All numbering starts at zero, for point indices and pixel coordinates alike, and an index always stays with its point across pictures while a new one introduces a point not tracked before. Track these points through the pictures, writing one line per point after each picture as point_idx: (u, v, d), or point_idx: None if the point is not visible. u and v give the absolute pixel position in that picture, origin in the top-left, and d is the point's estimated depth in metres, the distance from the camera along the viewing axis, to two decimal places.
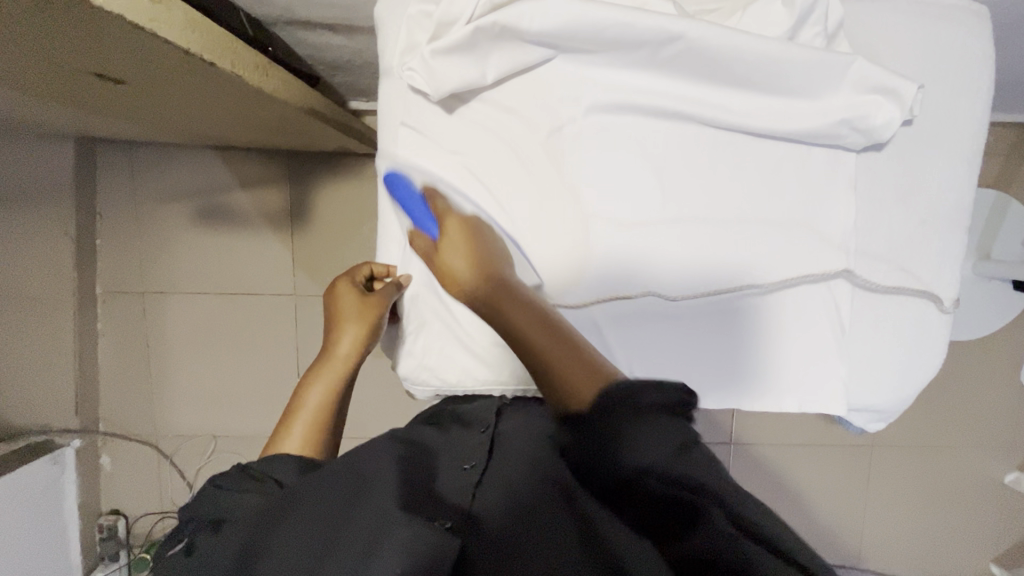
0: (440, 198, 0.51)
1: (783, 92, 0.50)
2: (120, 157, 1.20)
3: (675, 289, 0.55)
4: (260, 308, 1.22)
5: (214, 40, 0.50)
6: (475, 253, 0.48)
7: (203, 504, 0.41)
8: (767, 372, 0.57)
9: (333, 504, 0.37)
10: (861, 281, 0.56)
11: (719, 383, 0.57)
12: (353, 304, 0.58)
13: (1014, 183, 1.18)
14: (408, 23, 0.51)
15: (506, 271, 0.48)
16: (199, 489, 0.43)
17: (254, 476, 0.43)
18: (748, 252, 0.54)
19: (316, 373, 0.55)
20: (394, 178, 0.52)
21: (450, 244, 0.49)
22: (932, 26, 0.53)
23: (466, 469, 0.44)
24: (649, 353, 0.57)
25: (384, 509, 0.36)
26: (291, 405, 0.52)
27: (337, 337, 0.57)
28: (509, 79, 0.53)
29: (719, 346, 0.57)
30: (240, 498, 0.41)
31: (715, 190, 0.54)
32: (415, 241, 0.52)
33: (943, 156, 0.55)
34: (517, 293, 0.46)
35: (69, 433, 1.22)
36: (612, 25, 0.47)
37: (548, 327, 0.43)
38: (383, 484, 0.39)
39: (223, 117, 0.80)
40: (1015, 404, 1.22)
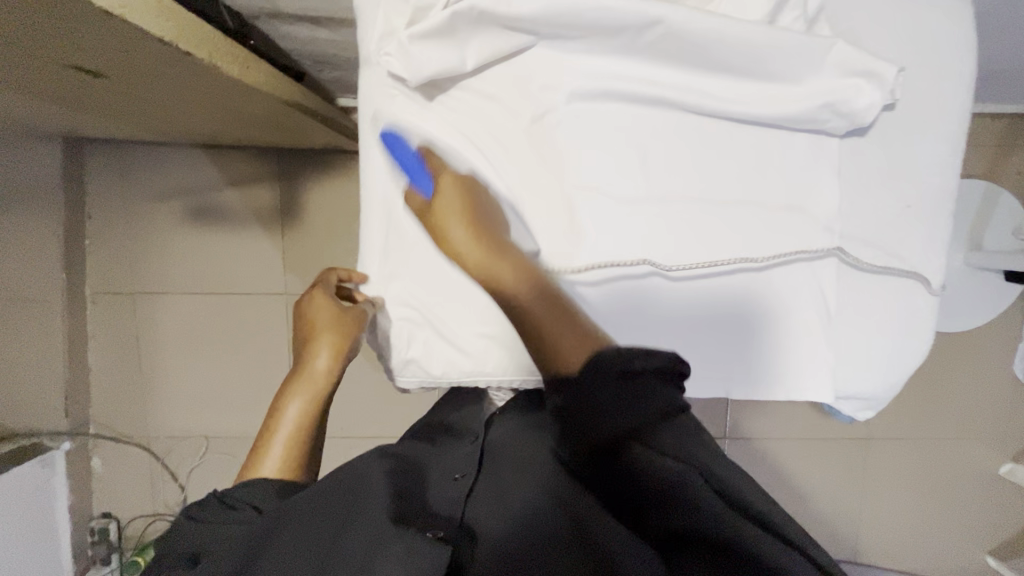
0: (438, 159, 0.53)
1: (765, 76, 0.50)
2: (109, 158, 1.20)
3: (680, 265, 0.54)
4: (252, 308, 1.22)
5: (190, 28, 0.50)
6: (472, 216, 0.51)
7: (183, 539, 0.45)
8: (754, 361, 0.57)
9: (319, 516, 0.43)
10: (851, 258, 0.55)
11: (707, 372, 0.57)
12: (326, 317, 0.58)
13: (1005, 173, 1.18)
14: (386, 7, 0.50)
15: (508, 240, 0.51)
16: (173, 520, 0.47)
17: (233, 507, 0.48)
18: (731, 239, 0.54)
19: (290, 387, 0.56)
20: (390, 137, 0.53)
21: (446, 207, 0.51)
22: (913, 10, 0.53)
23: (457, 479, 0.51)
24: (630, 316, 0.55)
25: (373, 527, 0.41)
26: (268, 421, 0.55)
27: (311, 351, 0.57)
28: (489, 66, 0.53)
29: (707, 335, 0.57)
30: (223, 530, 0.45)
31: (698, 176, 0.54)
32: (409, 201, 0.53)
33: (925, 141, 0.55)
34: (512, 254, 0.50)
35: (60, 436, 1.21)
36: (591, 10, 0.47)
37: (539, 288, 0.48)
38: (371, 503, 0.44)
39: (208, 113, 0.79)
40: (1008, 395, 1.22)
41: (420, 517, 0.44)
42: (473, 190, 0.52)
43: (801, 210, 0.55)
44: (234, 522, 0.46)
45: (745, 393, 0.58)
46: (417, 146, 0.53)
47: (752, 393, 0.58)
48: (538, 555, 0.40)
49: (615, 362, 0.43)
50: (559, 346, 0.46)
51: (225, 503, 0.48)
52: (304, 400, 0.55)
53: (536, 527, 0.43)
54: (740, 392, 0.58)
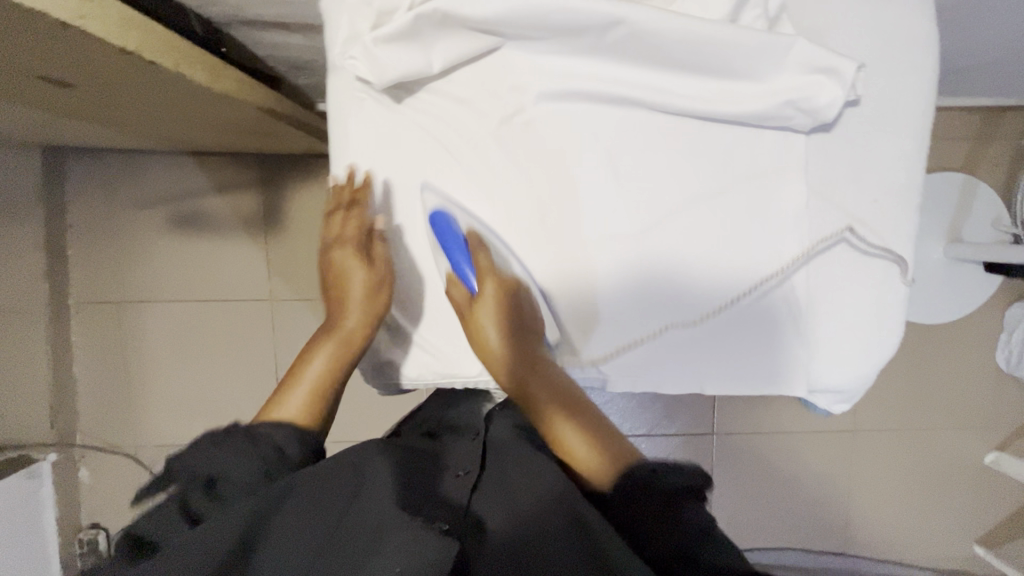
0: (484, 253, 0.53)
1: (729, 73, 0.50)
2: (90, 167, 1.19)
3: (703, 312, 0.56)
4: (238, 314, 1.21)
5: (153, 37, 0.50)
6: (511, 324, 0.53)
7: (200, 460, 0.44)
8: (728, 358, 0.58)
9: (316, 515, 0.42)
10: (857, 245, 0.56)
11: (684, 372, 0.58)
12: (357, 272, 0.55)
13: (982, 165, 1.19)
14: (348, 12, 0.49)
15: (540, 350, 0.53)
16: (194, 439, 0.46)
17: (254, 437, 0.47)
18: (700, 237, 0.55)
19: (324, 336, 0.56)
20: (439, 219, 0.53)
21: (487, 309, 0.52)
22: (873, 8, 0.54)
23: (460, 476, 0.49)
24: (642, 376, 0.57)
25: (376, 517, 0.42)
26: (297, 368, 0.54)
27: (342, 304, 0.55)
28: (456, 70, 0.53)
29: (681, 336, 0.57)
30: (243, 461, 0.45)
31: (666, 175, 0.54)
32: (449, 290, 0.54)
33: (891, 135, 0.55)
34: (547, 368, 0.52)
35: (46, 448, 1.20)
36: (553, 12, 0.47)
37: (574, 408, 0.49)
38: (374, 488, 0.45)
39: (183, 120, 0.79)
40: (989, 384, 1.24)
41: (424, 510, 0.43)
42: (515, 296, 0.53)
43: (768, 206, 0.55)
44: (255, 454, 0.46)
45: (721, 388, 0.58)
46: (463, 230, 0.54)
47: (727, 389, 0.58)
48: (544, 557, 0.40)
49: (648, 470, 0.42)
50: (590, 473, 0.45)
51: (245, 433, 0.47)
52: (332, 354, 0.54)
53: (544, 531, 0.42)
54: (714, 388, 0.58)
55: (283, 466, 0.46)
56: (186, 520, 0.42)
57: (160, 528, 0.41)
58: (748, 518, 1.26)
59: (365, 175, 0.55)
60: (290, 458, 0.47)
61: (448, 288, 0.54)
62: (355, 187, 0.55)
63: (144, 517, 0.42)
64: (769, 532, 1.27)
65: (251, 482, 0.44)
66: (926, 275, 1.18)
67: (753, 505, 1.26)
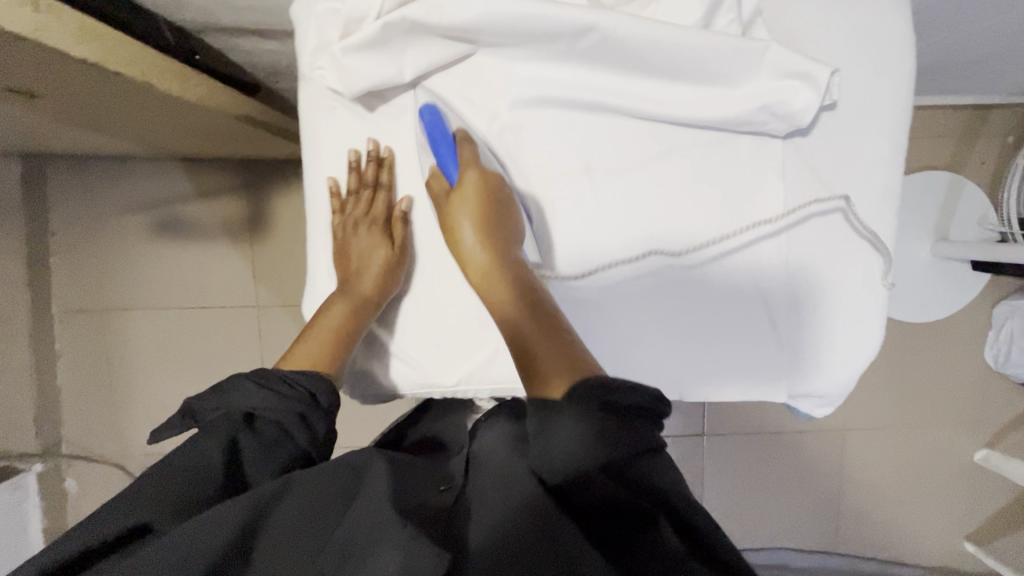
0: (468, 146, 0.52)
1: (702, 79, 0.50)
2: (70, 173, 1.17)
3: (692, 247, 0.54)
4: (223, 320, 1.20)
5: (117, 47, 0.49)
6: (487, 220, 0.50)
7: (242, 398, 0.48)
8: (706, 364, 0.57)
9: (312, 514, 0.41)
10: (855, 226, 0.55)
11: (663, 377, 0.57)
12: (376, 246, 0.55)
13: (968, 163, 1.19)
14: (316, 21, 0.49)
15: (514, 250, 0.51)
16: (239, 375, 0.50)
17: (288, 383, 0.51)
18: (678, 243, 0.55)
19: (337, 300, 0.56)
20: (428, 115, 0.51)
21: (463, 202, 0.50)
22: (849, 11, 0.53)
23: (443, 489, 0.48)
24: (626, 307, 0.56)
25: (375, 515, 0.41)
26: (315, 319, 0.56)
27: (357, 271, 0.55)
28: (429, 76, 0.53)
29: (659, 343, 0.56)
30: (280, 402, 0.48)
31: (643, 182, 0.54)
32: (431, 181, 0.53)
33: (869, 139, 0.55)
34: (518, 266, 0.50)
35: (30, 458, 1.20)
36: (523, 19, 0.47)
37: (534, 308, 0.47)
38: (372, 488, 0.44)
39: (159, 127, 0.78)
40: (977, 381, 1.24)
41: (417, 515, 0.42)
42: (495, 195, 0.51)
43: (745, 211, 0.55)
44: (290, 399, 0.49)
45: (701, 394, 0.58)
46: (453, 130, 0.53)
47: (708, 394, 0.58)
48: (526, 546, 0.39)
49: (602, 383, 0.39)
50: (543, 365, 0.42)
51: (280, 378, 0.51)
52: (345, 318, 0.55)
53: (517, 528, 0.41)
54: (695, 394, 0.58)
55: (316, 414, 0.50)
56: (224, 446, 0.44)
57: (195, 454, 0.44)
58: (737, 518, 1.26)
59: (388, 154, 0.54)
60: (320, 407, 0.51)
61: (429, 180, 0.53)
62: (378, 166, 0.55)
63: (182, 442, 0.45)
64: (758, 529, 1.27)
65: (288, 421, 0.48)
66: (914, 274, 1.18)
67: (742, 503, 1.26)
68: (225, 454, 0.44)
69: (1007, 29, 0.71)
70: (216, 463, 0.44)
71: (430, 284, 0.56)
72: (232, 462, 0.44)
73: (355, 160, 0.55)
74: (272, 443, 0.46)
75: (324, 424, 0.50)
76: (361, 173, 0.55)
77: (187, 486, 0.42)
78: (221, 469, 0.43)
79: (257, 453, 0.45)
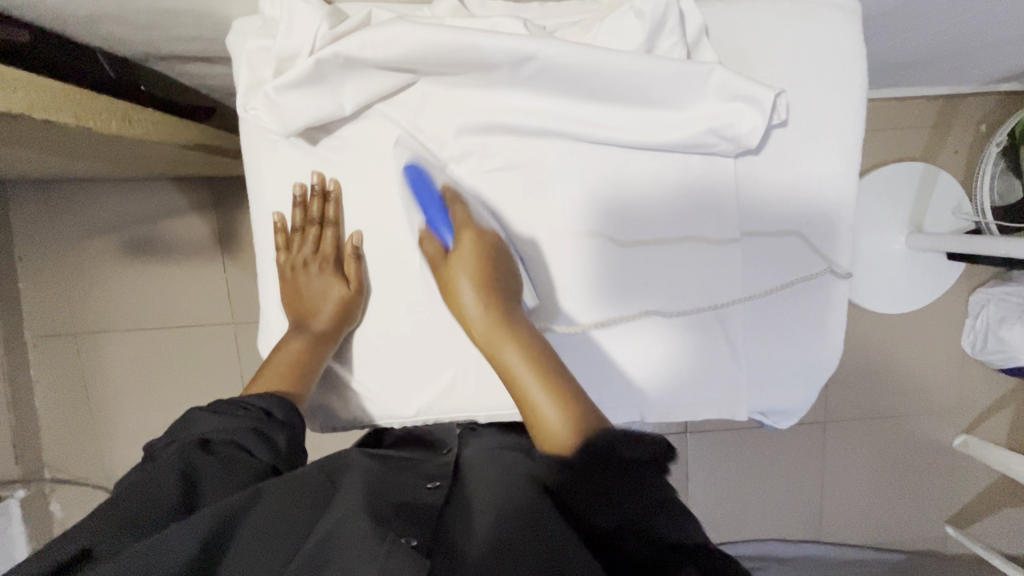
0: (459, 206, 0.53)
1: (648, 103, 0.49)
2: (32, 197, 1.14)
3: (725, 296, 0.55)
4: (196, 338, 1.17)
5: (48, 94, 0.48)
6: (485, 280, 0.52)
7: (197, 426, 0.47)
8: (620, 327, 0.55)
9: (277, 539, 0.37)
10: (831, 233, 0.55)
11: (573, 329, 0.54)
12: (329, 281, 0.55)
13: (942, 152, 1.19)
14: (248, 59, 0.49)
15: (513, 306, 0.52)
16: (190, 411, 0.49)
17: (243, 406, 0.49)
18: (702, 305, 0.55)
19: (293, 335, 0.55)
20: (413, 176, 0.52)
21: (461, 264, 0.52)
22: (797, 23, 0.52)
23: (431, 487, 0.45)
24: (684, 396, 0.57)
25: (353, 532, 0.36)
26: (272, 355, 0.55)
27: (315, 306, 0.55)
28: (373, 106, 0.52)
29: (553, 294, 0.55)
30: (237, 422, 0.47)
31: (589, 209, 0.54)
32: (424, 244, 0.54)
33: (824, 152, 0.54)
34: (523, 326, 0.51)
35: (11, 484, 1.13)
36: (461, 49, 0.46)
37: (545, 369, 0.48)
38: (342, 505, 0.40)
39: (109, 155, 0.75)
40: (957, 368, 1.24)
41: (397, 522, 0.38)
42: (492, 254, 0.52)
43: (692, 237, 0.55)
44: (245, 417, 0.48)
45: (662, 414, 0.57)
46: (440, 188, 0.53)
47: (670, 416, 0.57)
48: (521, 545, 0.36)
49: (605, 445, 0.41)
50: (553, 431, 0.45)
51: (237, 404, 0.50)
52: (303, 352, 0.54)
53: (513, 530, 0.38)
54: (656, 415, 0.57)
55: (274, 427, 0.49)
56: (178, 471, 0.42)
57: (147, 483, 0.41)
58: (725, 515, 1.26)
59: (334, 187, 0.54)
60: (280, 420, 0.49)
61: (422, 243, 0.54)
62: (323, 199, 0.54)
63: (132, 478, 0.42)
64: (748, 522, 1.26)
65: (244, 435, 0.47)
66: (890, 266, 1.18)
67: (727, 498, 1.25)
68: (179, 477, 0.41)
69: (968, 26, 0.70)
70: (168, 488, 0.40)
71: (383, 319, 0.56)
72: (187, 485, 0.41)
73: (300, 194, 0.54)
74: (229, 461, 0.44)
75: (285, 437, 0.49)
76: (306, 207, 0.54)
77: (142, 510, 0.38)
78: (175, 492, 0.40)
79: (216, 472, 0.43)
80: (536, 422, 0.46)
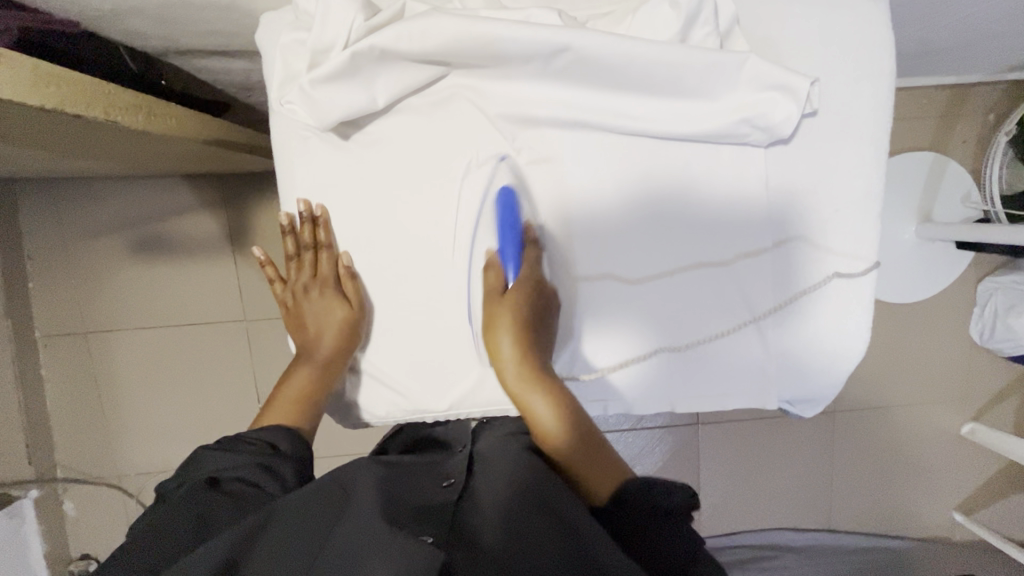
0: (533, 249, 0.54)
1: (682, 93, 0.50)
2: (42, 196, 1.13)
3: (755, 290, 0.56)
4: (207, 336, 1.16)
5: (78, 89, 0.48)
6: (522, 334, 0.52)
7: (204, 466, 0.46)
8: (637, 373, 0.56)
9: (302, 531, 0.38)
10: (862, 224, 0.55)
11: (594, 377, 0.56)
12: (328, 304, 0.55)
13: (952, 141, 1.19)
14: (282, 53, 0.49)
15: (544, 362, 0.53)
16: (191, 454, 0.48)
17: (246, 442, 0.49)
18: (731, 298, 0.56)
19: (297, 364, 0.56)
20: (503, 202, 0.53)
21: (507, 313, 0.52)
22: (827, 12, 0.52)
23: (446, 485, 0.46)
24: (712, 388, 0.57)
25: (364, 523, 0.37)
26: (282, 380, 0.56)
27: (317, 332, 0.55)
28: (404, 99, 0.53)
29: (577, 343, 0.56)
30: (243, 458, 0.47)
31: (604, 242, 0.54)
32: (488, 275, 0.55)
33: (853, 141, 0.54)
34: (554, 380, 0.52)
35: (26, 484, 1.12)
36: (497, 40, 0.46)
37: (579, 424, 0.49)
38: (359, 503, 0.40)
39: (126, 154, 0.74)
40: (966, 356, 1.24)
41: (412, 521, 0.38)
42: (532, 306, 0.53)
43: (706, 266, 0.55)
44: (252, 453, 0.48)
45: (691, 405, 0.58)
46: (523, 221, 0.54)
47: (694, 407, 0.58)
48: (540, 547, 0.36)
49: (653, 490, 0.41)
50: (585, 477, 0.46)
51: (238, 440, 0.50)
52: (309, 380, 0.55)
53: (529, 531, 0.38)
54: (685, 405, 0.58)
55: (280, 461, 0.48)
56: (193, 509, 0.41)
57: (159, 525, 0.40)
58: (738, 506, 1.25)
59: (321, 213, 0.54)
60: (285, 454, 0.49)
61: (486, 269, 0.55)
62: (313, 225, 0.55)
63: (144, 524, 0.41)
64: (760, 512, 1.25)
65: (251, 471, 0.46)
66: (899, 256, 1.19)
67: (737, 489, 1.25)
68: (192, 514, 0.41)
69: (987, 15, 0.70)
70: (182, 527, 0.39)
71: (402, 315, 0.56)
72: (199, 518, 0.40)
73: (288, 223, 0.56)
74: (239, 496, 0.44)
75: (292, 470, 0.48)
76: (299, 237, 0.56)
77: (157, 548, 0.38)
78: (189, 529, 0.39)
79: (228, 504, 0.42)
80: (563, 469, 0.47)
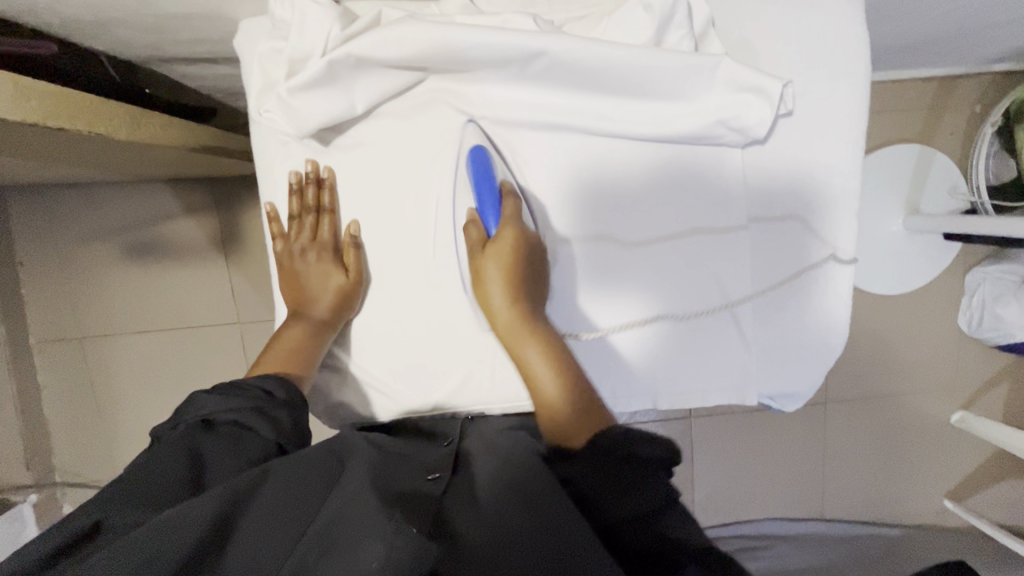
0: (512, 201, 0.52)
1: (658, 96, 0.50)
2: (33, 203, 1.13)
3: (736, 284, 0.56)
4: (202, 338, 1.17)
5: (60, 102, 0.48)
6: (513, 283, 0.51)
7: (199, 407, 0.46)
8: (638, 332, 0.56)
9: (281, 532, 0.35)
10: (846, 228, 0.56)
11: (595, 337, 0.56)
12: (328, 269, 0.55)
13: (939, 133, 1.19)
14: (261, 61, 0.50)
15: (540, 316, 0.52)
16: (186, 396, 0.48)
17: (244, 387, 0.49)
18: (711, 298, 0.56)
19: (294, 323, 0.56)
20: (478, 157, 0.52)
21: (492, 261, 0.52)
22: (802, 11, 0.53)
23: (430, 478, 0.43)
24: (694, 384, 0.58)
25: (355, 531, 0.35)
26: (274, 337, 0.56)
27: (313, 295, 0.56)
28: (383, 104, 0.53)
29: (575, 305, 0.56)
30: (235, 402, 0.47)
31: (603, 213, 0.55)
32: (467, 229, 0.53)
33: (830, 137, 0.54)
34: (549, 336, 0.51)
35: (24, 489, 1.12)
36: (473, 46, 0.47)
37: (567, 378, 0.48)
38: (343, 503, 0.38)
39: (112, 161, 0.74)
40: (955, 345, 1.25)
41: (408, 519, 0.37)
42: (528, 261, 0.52)
43: (702, 233, 0.55)
44: (246, 396, 0.48)
45: (674, 402, 0.58)
46: (499, 180, 0.53)
47: (681, 402, 0.58)
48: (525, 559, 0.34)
49: (620, 439, 0.39)
50: (567, 427, 0.45)
51: (236, 384, 0.50)
52: (303, 341, 0.55)
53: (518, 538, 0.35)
54: (668, 401, 0.58)
55: (276, 406, 0.48)
56: (184, 455, 0.42)
57: (150, 469, 0.41)
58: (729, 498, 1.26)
59: (329, 174, 0.54)
60: (281, 401, 0.49)
61: (466, 226, 0.53)
62: (320, 187, 0.55)
63: (139, 460, 0.42)
64: (753, 503, 1.27)
65: (246, 415, 0.46)
66: (888, 248, 1.19)
67: (730, 481, 1.26)
68: (185, 459, 0.42)
69: (964, 9, 0.71)
70: (177, 474, 0.40)
71: (385, 310, 0.57)
72: (194, 468, 0.41)
73: (297, 181, 0.55)
74: (233, 440, 0.44)
75: (288, 416, 0.48)
76: (303, 196, 0.55)
77: (151, 495, 0.38)
78: (184, 478, 0.40)
79: (221, 452, 0.43)
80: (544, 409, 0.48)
